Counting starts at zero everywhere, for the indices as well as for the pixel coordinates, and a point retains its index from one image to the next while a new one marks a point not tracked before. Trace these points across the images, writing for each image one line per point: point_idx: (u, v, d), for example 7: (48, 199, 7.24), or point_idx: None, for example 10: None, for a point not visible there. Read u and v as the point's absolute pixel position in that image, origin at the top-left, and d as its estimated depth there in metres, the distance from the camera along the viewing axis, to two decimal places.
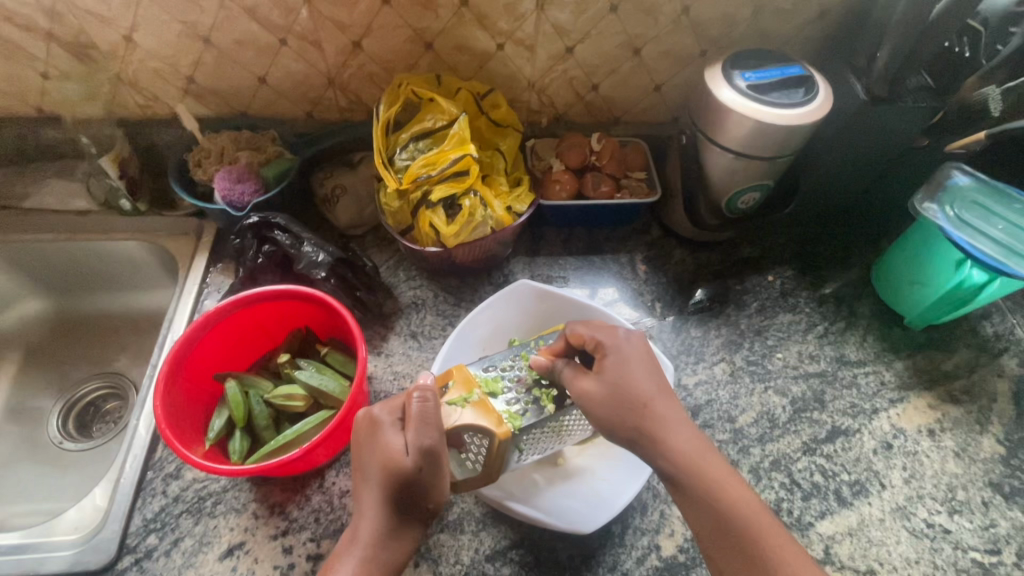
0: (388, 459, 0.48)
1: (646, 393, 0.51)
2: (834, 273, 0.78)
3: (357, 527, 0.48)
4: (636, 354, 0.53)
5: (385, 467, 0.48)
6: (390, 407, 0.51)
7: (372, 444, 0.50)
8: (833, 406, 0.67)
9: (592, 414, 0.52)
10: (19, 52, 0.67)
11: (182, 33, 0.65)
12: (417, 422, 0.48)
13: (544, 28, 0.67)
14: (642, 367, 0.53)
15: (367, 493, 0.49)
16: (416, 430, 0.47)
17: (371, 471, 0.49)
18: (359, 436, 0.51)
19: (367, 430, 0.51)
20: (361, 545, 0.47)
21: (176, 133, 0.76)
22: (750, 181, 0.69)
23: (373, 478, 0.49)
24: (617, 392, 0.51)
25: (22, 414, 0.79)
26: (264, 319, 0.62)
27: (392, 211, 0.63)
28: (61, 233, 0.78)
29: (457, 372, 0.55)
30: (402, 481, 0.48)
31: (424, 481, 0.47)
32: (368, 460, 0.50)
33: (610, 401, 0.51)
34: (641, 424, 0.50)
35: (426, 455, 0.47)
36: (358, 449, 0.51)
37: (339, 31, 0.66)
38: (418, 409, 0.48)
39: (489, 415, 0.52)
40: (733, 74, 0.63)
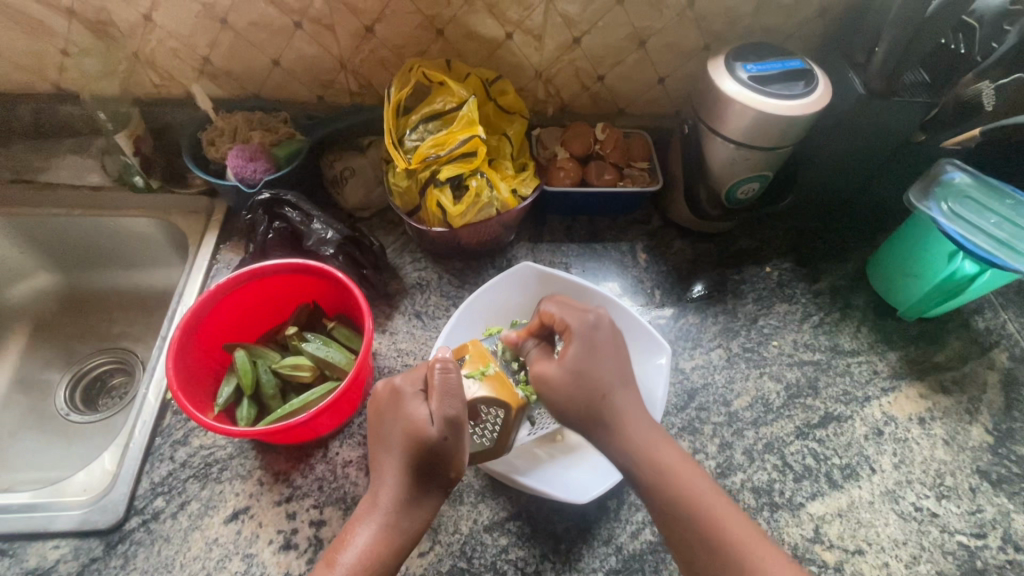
0: (412, 429, 0.51)
1: (601, 385, 0.54)
2: (830, 266, 0.80)
3: (379, 492, 0.51)
4: (600, 341, 0.56)
5: (409, 435, 0.51)
6: (411, 379, 0.54)
7: (396, 415, 0.52)
8: (826, 393, 0.69)
9: (550, 397, 0.54)
10: (41, 29, 0.68)
11: (200, 14, 0.67)
12: (441, 393, 0.51)
13: (552, 18, 0.69)
14: (603, 356, 0.55)
15: (389, 460, 0.52)
16: (442, 399, 0.50)
17: (395, 439, 0.52)
18: (381, 406, 0.54)
19: (390, 400, 0.54)
20: (384, 507, 0.50)
21: (190, 113, 0.78)
22: (750, 172, 0.70)
23: (396, 447, 0.52)
24: (579, 378, 0.54)
25: (30, 386, 0.81)
26: (274, 292, 0.64)
27: (399, 191, 0.65)
28: (75, 208, 0.80)
29: (472, 347, 0.58)
30: (423, 449, 0.50)
31: (446, 449, 0.50)
32: (391, 430, 0.52)
33: (570, 387, 0.53)
34: (598, 413, 0.53)
35: (448, 425, 0.50)
36: (379, 420, 0.54)
37: (353, 16, 0.68)
38: (441, 380, 0.51)
39: (504, 388, 0.55)
40: (735, 66, 0.65)
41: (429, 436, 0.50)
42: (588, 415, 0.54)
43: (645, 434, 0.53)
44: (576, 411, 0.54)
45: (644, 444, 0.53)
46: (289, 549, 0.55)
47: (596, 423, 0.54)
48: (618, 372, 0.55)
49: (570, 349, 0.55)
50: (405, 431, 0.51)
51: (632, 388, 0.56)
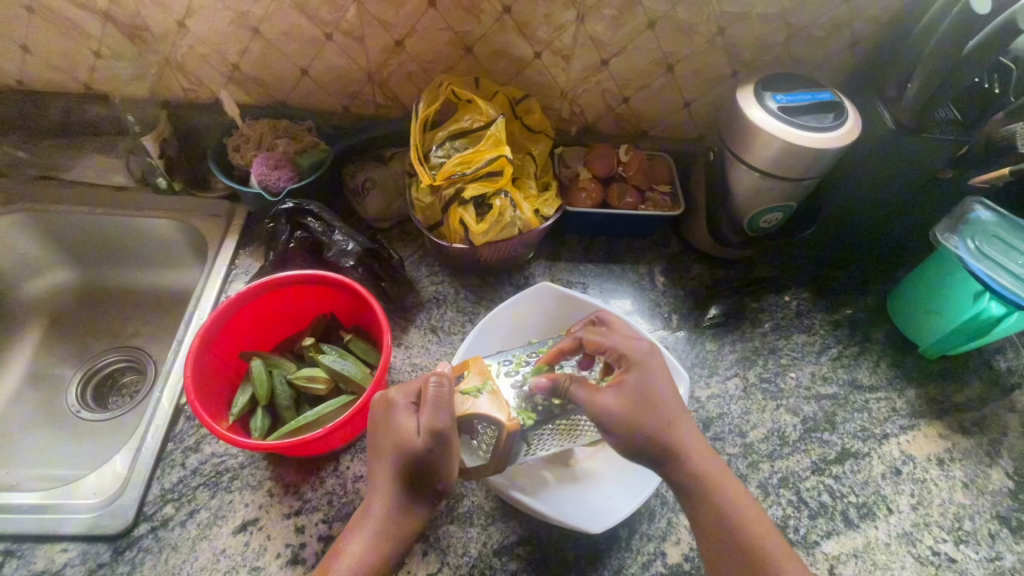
0: (402, 440, 0.49)
1: (667, 420, 0.52)
2: (849, 298, 0.79)
3: (372, 501, 0.51)
4: (656, 367, 0.54)
5: (399, 447, 0.50)
6: (406, 390, 0.53)
7: (386, 425, 0.51)
8: (843, 429, 0.68)
9: (616, 431, 0.51)
10: (75, 30, 0.69)
11: (233, 22, 0.68)
12: (432, 405, 0.49)
13: (581, 39, 0.69)
14: (662, 385, 0.53)
15: (381, 470, 0.51)
16: (432, 412, 0.49)
17: (386, 451, 0.51)
18: (375, 416, 0.53)
19: (383, 411, 0.52)
20: (376, 516, 0.50)
21: (216, 117, 0.79)
22: (774, 202, 0.70)
23: (387, 458, 0.51)
24: (640, 407, 0.51)
25: (43, 381, 0.82)
26: (292, 302, 0.63)
27: (422, 206, 0.65)
28: (96, 208, 0.80)
29: (474, 364, 0.56)
30: (413, 461, 0.49)
31: (435, 459, 0.49)
32: (382, 439, 0.52)
33: (634, 416, 0.51)
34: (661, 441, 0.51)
35: (438, 436, 0.48)
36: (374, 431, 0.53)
37: (384, 30, 0.68)
38: (434, 393, 0.50)
39: (501, 407, 0.53)
40: (764, 96, 0.65)
41: (420, 447, 0.49)
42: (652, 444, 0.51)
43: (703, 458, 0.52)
44: (632, 441, 0.51)
45: (708, 477, 0.51)
46: (297, 564, 0.54)
47: (658, 455, 0.51)
48: (676, 399, 0.54)
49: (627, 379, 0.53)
50: (396, 445, 0.50)
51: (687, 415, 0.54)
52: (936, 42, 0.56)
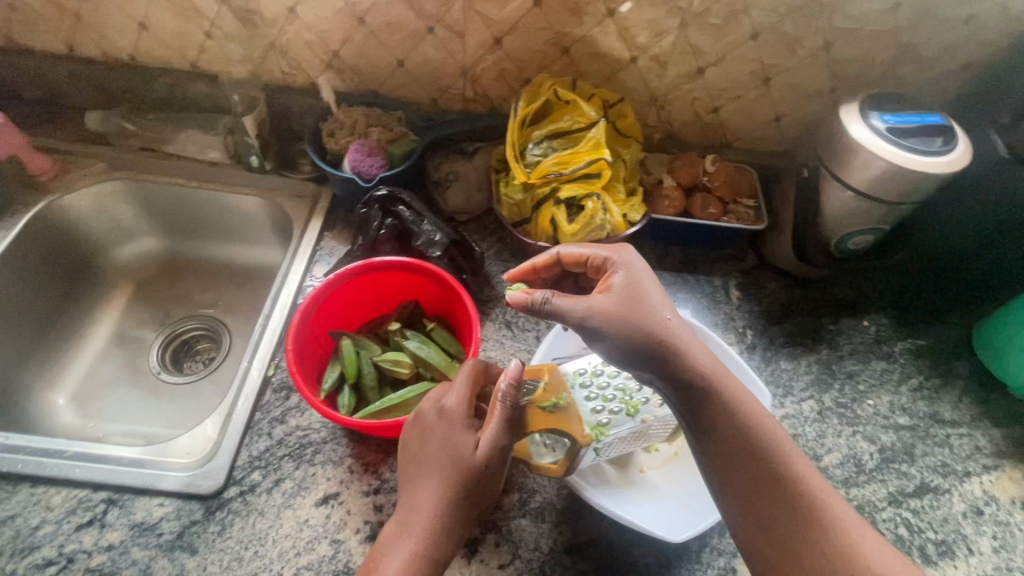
0: (458, 455, 0.49)
1: (662, 320, 0.52)
2: (932, 328, 0.76)
3: (410, 523, 0.48)
4: (643, 268, 0.56)
5: (452, 463, 0.49)
6: (462, 404, 0.53)
7: (443, 440, 0.50)
8: (922, 462, 0.66)
9: (613, 330, 0.52)
10: (192, 10, 0.72)
11: (341, 11, 0.70)
12: (501, 420, 0.50)
13: (681, 46, 0.69)
14: (653, 290, 0.54)
15: (426, 484, 0.49)
16: (501, 426, 0.50)
17: (435, 463, 0.50)
18: (424, 431, 0.52)
19: (432, 420, 0.52)
20: (416, 537, 0.47)
21: (310, 102, 0.81)
22: (866, 224, 0.69)
23: (437, 475, 0.49)
24: (633, 303, 0.53)
25: (128, 342, 0.87)
26: (381, 286, 0.65)
27: (511, 203, 0.66)
28: (191, 181, 0.84)
29: (549, 374, 0.56)
30: (472, 479, 0.49)
31: (491, 476, 0.49)
32: (430, 453, 0.50)
33: (627, 312, 0.52)
34: (658, 333, 0.52)
35: (500, 453, 0.49)
36: (411, 445, 0.52)
37: (485, 26, 0.69)
38: (504, 408, 0.50)
39: (574, 422, 0.53)
40: (870, 114, 0.63)
41: (476, 462, 0.49)
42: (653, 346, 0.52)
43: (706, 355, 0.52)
44: (632, 341, 0.52)
45: (720, 378, 0.51)
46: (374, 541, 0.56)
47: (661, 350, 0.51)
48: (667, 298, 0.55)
49: (614, 283, 0.54)
50: (454, 461, 0.49)
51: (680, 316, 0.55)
52: None
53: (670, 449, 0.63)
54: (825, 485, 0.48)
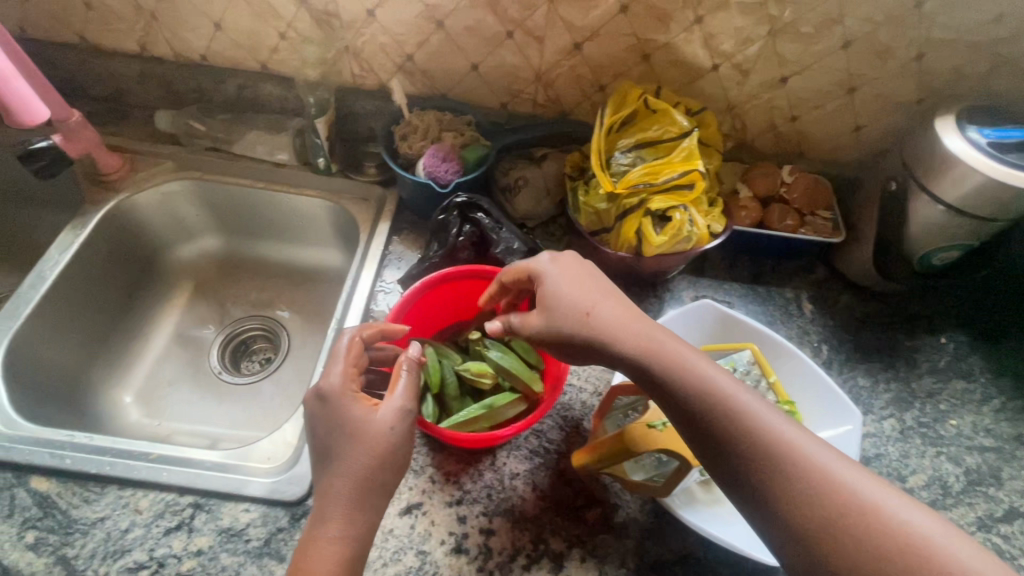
0: (372, 433, 0.48)
1: (577, 309, 0.52)
2: (1013, 347, 0.74)
3: (330, 511, 0.47)
4: (566, 268, 0.55)
5: (372, 446, 0.48)
6: (345, 377, 0.51)
7: (332, 415, 0.49)
8: (1010, 486, 0.64)
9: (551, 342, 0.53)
10: (269, 11, 0.71)
11: (421, 14, 0.69)
12: (408, 387, 0.51)
13: (766, 54, 0.68)
14: (567, 281, 0.54)
15: (339, 468, 0.48)
16: (406, 393, 0.51)
17: (347, 448, 0.48)
18: (330, 415, 0.49)
19: (318, 408, 0.50)
20: (346, 526, 0.46)
21: (378, 105, 0.81)
22: (953, 240, 0.67)
23: (336, 455, 0.48)
24: (555, 309, 0.53)
25: (189, 342, 0.87)
26: (460, 293, 0.65)
27: (592, 212, 0.65)
28: (256, 182, 0.84)
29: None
30: (378, 453, 0.48)
31: (399, 445, 0.49)
32: (338, 438, 0.48)
33: (556, 319, 0.52)
34: (578, 334, 0.51)
35: (407, 421, 0.50)
36: (318, 434, 0.49)
37: (567, 32, 0.68)
38: (409, 377, 0.52)
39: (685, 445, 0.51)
40: (967, 128, 0.62)
41: (396, 438, 0.49)
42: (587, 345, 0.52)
43: (657, 346, 0.50)
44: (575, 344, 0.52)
45: (676, 369, 0.48)
46: (460, 553, 0.55)
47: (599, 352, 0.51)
48: (594, 290, 0.53)
49: (543, 294, 0.54)
50: (360, 437, 0.48)
51: (629, 308, 0.53)
52: None
53: None
54: (801, 447, 0.43)
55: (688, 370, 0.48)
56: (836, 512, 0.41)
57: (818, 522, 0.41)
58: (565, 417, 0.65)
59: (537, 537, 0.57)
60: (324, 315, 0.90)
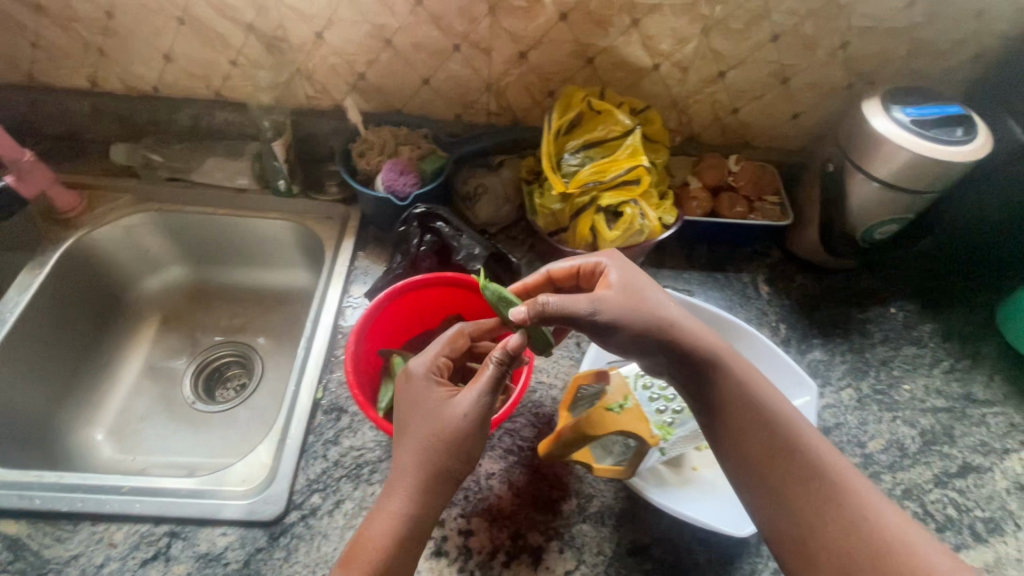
0: (445, 418, 0.50)
1: (659, 311, 0.55)
2: (957, 312, 0.79)
3: (393, 485, 0.49)
4: (634, 275, 0.58)
5: (440, 425, 0.50)
6: (429, 366, 0.56)
7: (420, 400, 0.53)
8: (962, 442, 0.68)
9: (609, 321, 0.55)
10: (217, 40, 0.72)
11: (368, 33, 0.70)
12: (485, 381, 0.52)
13: (703, 51, 0.71)
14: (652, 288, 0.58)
15: (410, 444, 0.50)
16: (484, 386, 0.51)
17: (420, 427, 0.51)
18: (409, 394, 0.53)
19: (405, 386, 0.54)
20: (399, 503, 0.48)
21: (334, 124, 0.82)
22: (891, 214, 0.71)
23: (411, 433, 0.51)
24: (631, 299, 0.56)
25: (161, 374, 0.86)
26: (426, 303, 0.66)
27: (548, 213, 0.67)
28: (219, 209, 0.84)
29: (612, 379, 0.59)
30: (449, 435, 0.50)
31: (471, 437, 0.50)
32: (415, 417, 0.52)
33: (625, 307, 0.55)
34: (654, 333, 0.54)
35: (482, 411, 0.51)
36: (400, 409, 0.53)
37: (511, 42, 0.71)
38: (491, 371, 0.52)
39: (645, 424, 0.55)
40: (892, 108, 0.65)
41: (462, 428, 0.50)
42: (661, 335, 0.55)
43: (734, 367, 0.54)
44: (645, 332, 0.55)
45: (744, 390, 0.52)
46: (441, 556, 0.56)
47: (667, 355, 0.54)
48: (672, 302, 0.57)
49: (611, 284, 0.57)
50: (436, 417, 0.51)
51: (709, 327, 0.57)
52: None
53: None
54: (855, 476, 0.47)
55: (743, 380, 0.53)
56: (873, 534, 0.44)
57: (851, 540, 0.44)
58: (537, 415, 0.66)
59: (515, 533, 0.58)
60: (297, 335, 0.91)
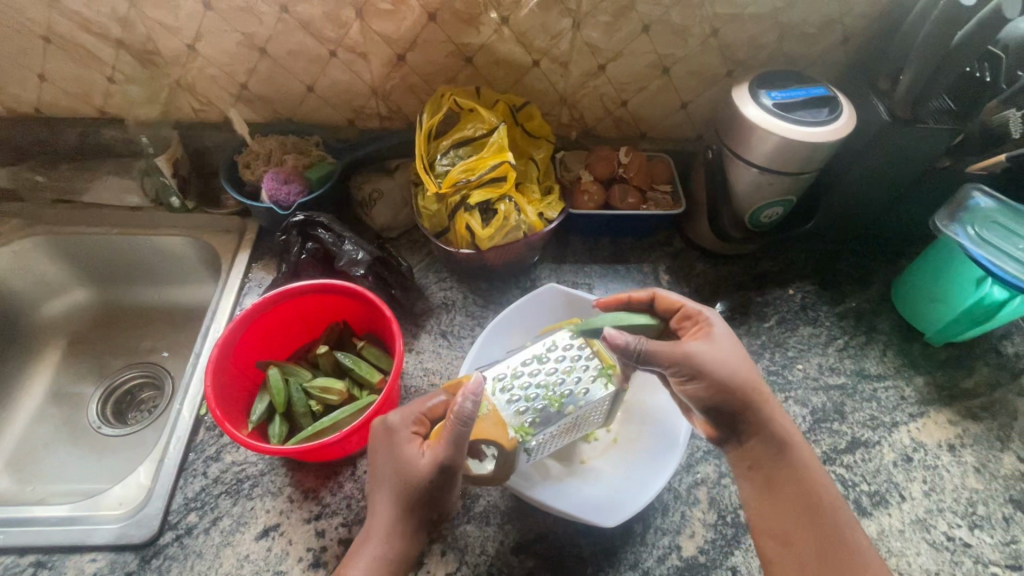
0: (408, 469, 0.49)
1: (754, 376, 0.54)
2: (854, 289, 0.79)
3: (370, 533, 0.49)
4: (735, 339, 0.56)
5: (404, 476, 0.49)
6: (405, 416, 0.52)
7: (390, 452, 0.51)
8: (852, 418, 0.69)
9: (699, 369, 0.53)
10: (89, 57, 0.71)
11: (241, 43, 0.70)
12: (445, 437, 0.49)
13: (578, 46, 0.71)
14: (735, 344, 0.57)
15: (382, 497, 0.50)
16: (445, 443, 0.49)
17: (388, 478, 0.50)
18: (374, 445, 0.52)
19: (382, 438, 0.52)
20: (376, 551, 0.48)
21: (226, 137, 0.81)
22: (773, 197, 0.71)
23: (388, 486, 0.50)
24: (737, 360, 0.54)
25: (64, 398, 0.84)
26: (306, 311, 0.66)
27: (429, 214, 0.67)
28: (114, 228, 0.83)
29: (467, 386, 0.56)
30: (416, 489, 0.49)
31: (440, 490, 0.49)
32: (385, 468, 0.50)
33: (717, 363, 0.53)
34: (738, 392, 0.53)
35: (447, 470, 0.49)
36: (375, 458, 0.52)
37: (386, 45, 0.70)
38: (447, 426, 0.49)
39: (500, 429, 0.53)
40: (759, 93, 0.66)
41: (427, 481, 0.48)
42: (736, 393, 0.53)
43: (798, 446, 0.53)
44: (718, 390, 0.53)
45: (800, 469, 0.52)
46: (318, 567, 0.55)
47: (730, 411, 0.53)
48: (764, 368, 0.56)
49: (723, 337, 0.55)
50: (405, 473, 0.49)
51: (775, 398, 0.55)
52: (927, 35, 0.57)
53: (609, 436, 0.66)
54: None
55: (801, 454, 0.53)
56: None
57: None
58: None
59: None
60: None
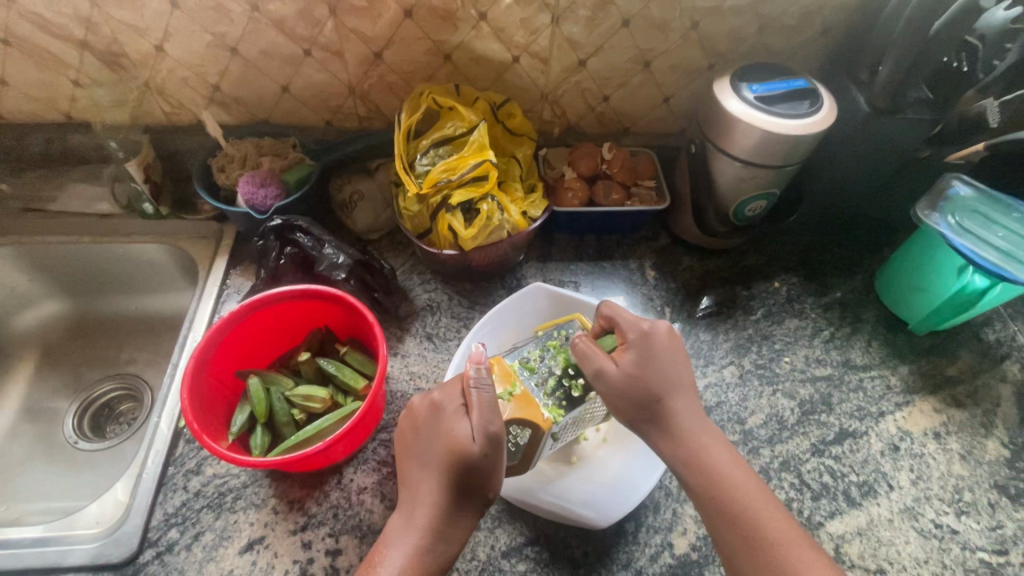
0: (452, 444, 0.51)
1: (664, 387, 0.55)
2: (839, 280, 0.80)
3: (415, 512, 0.51)
4: (657, 349, 0.56)
5: (448, 451, 0.52)
6: (449, 395, 0.55)
7: (436, 431, 0.53)
8: (840, 409, 0.69)
9: (607, 394, 0.55)
10: (52, 60, 0.69)
11: (210, 43, 0.68)
12: (485, 408, 0.52)
13: (558, 41, 0.70)
14: (662, 359, 0.56)
15: (427, 475, 0.53)
16: (485, 414, 0.51)
17: (433, 455, 0.53)
18: (417, 423, 0.55)
19: (427, 417, 0.55)
20: (422, 528, 0.50)
21: (199, 141, 0.79)
22: (757, 190, 0.70)
23: (434, 463, 0.53)
24: (637, 380, 0.55)
25: (38, 414, 0.81)
26: (285, 318, 0.64)
27: (410, 215, 0.66)
28: (87, 236, 0.80)
29: (499, 366, 0.57)
30: (463, 463, 0.51)
31: (487, 463, 0.51)
32: (430, 444, 0.53)
33: (624, 385, 0.55)
34: (653, 409, 0.55)
35: (493, 440, 0.51)
36: (418, 437, 0.55)
37: (361, 43, 0.69)
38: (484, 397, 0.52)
39: (532, 408, 0.54)
40: (740, 87, 0.65)
41: (473, 453, 0.50)
42: (648, 416, 0.55)
43: (709, 442, 0.54)
44: (636, 415, 0.55)
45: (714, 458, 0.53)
46: None
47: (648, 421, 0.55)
48: (678, 374, 0.56)
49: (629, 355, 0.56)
50: (449, 448, 0.51)
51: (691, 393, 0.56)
52: (904, 27, 0.57)
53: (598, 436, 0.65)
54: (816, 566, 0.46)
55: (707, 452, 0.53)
56: None
57: None
58: None
59: None
60: None
